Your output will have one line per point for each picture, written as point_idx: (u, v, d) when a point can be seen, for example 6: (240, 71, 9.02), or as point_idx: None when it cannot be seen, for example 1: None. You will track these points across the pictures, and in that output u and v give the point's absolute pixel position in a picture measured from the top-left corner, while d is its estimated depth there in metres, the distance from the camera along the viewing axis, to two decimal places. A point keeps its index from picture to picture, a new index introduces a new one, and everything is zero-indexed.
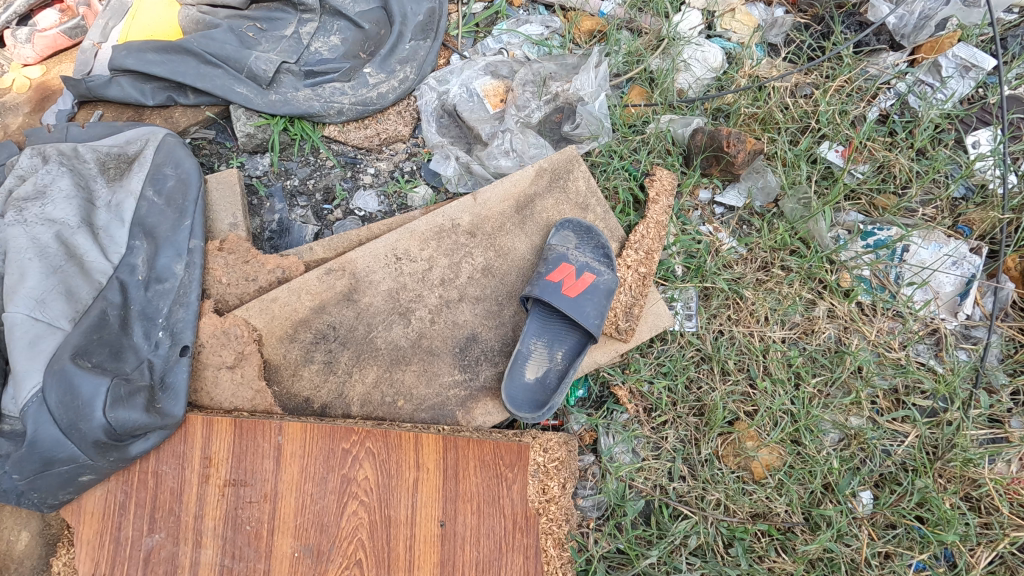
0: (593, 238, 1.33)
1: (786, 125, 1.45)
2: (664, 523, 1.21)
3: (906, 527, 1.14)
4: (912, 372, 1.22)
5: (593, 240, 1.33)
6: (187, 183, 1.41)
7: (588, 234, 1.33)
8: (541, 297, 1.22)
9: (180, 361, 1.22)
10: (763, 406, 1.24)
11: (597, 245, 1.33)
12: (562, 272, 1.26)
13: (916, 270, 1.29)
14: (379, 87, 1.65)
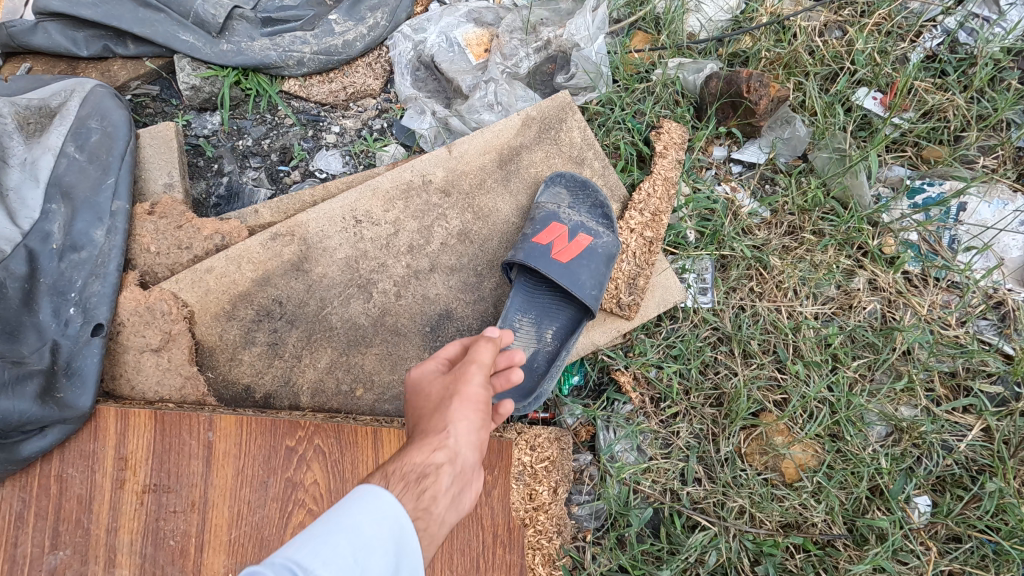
0: (589, 196, 1.13)
1: (816, 69, 1.24)
2: (676, 535, 1.00)
3: (975, 540, 0.93)
4: (976, 353, 1.01)
5: (591, 199, 1.13)
6: (113, 136, 1.19)
7: (587, 191, 1.13)
8: (527, 262, 1.01)
9: (91, 343, 1.01)
10: (795, 394, 1.03)
11: (595, 204, 1.13)
12: (554, 230, 1.05)
13: (975, 232, 1.09)
14: (346, 35, 1.44)
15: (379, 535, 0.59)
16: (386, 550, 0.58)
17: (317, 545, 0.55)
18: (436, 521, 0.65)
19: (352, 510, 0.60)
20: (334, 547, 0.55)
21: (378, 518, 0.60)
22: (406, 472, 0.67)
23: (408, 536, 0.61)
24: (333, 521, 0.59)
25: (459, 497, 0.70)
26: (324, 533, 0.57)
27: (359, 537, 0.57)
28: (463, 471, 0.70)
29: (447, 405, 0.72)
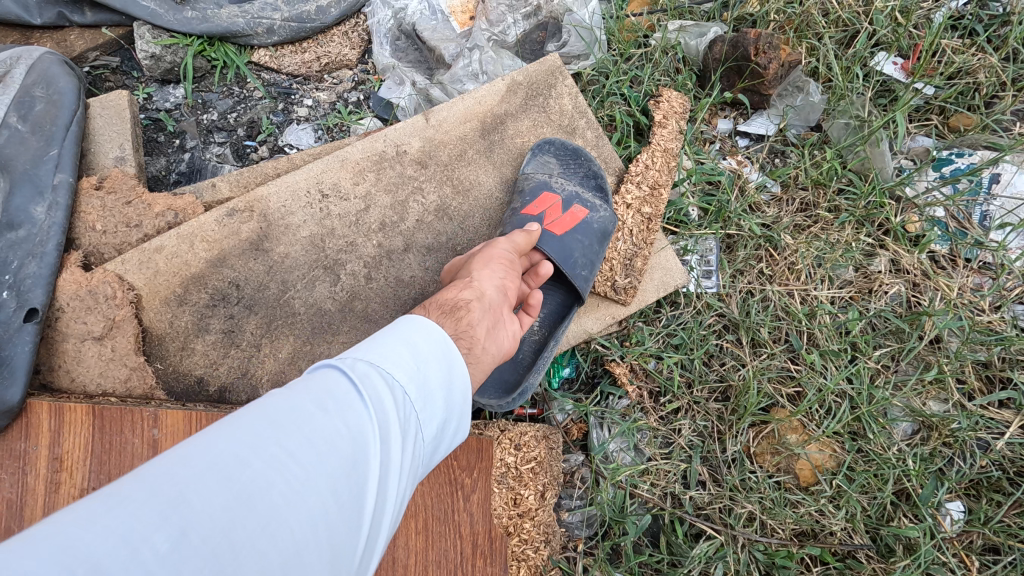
0: (582, 164, 1.04)
1: (831, 32, 1.13)
2: (676, 545, 0.89)
3: (1021, 552, 0.81)
4: (1014, 340, 0.90)
5: (582, 169, 1.04)
6: (59, 105, 1.08)
7: (577, 160, 1.04)
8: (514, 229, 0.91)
9: (22, 331, 0.90)
10: (811, 387, 0.92)
11: (588, 173, 1.03)
12: (546, 200, 0.96)
13: (1007, 207, 0.99)
14: (320, 1, 1.32)
15: (435, 347, 0.64)
16: (440, 359, 0.63)
17: (376, 350, 0.60)
18: (483, 361, 0.70)
19: (405, 323, 0.65)
20: (387, 347, 0.61)
21: (426, 327, 0.65)
22: (438, 306, 0.72)
23: (457, 352, 0.65)
24: (389, 330, 0.64)
25: (496, 330, 0.74)
26: (379, 338, 0.62)
27: (414, 347, 0.62)
28: (497, 306, 0.76)
29: (479, 262, 0.80)
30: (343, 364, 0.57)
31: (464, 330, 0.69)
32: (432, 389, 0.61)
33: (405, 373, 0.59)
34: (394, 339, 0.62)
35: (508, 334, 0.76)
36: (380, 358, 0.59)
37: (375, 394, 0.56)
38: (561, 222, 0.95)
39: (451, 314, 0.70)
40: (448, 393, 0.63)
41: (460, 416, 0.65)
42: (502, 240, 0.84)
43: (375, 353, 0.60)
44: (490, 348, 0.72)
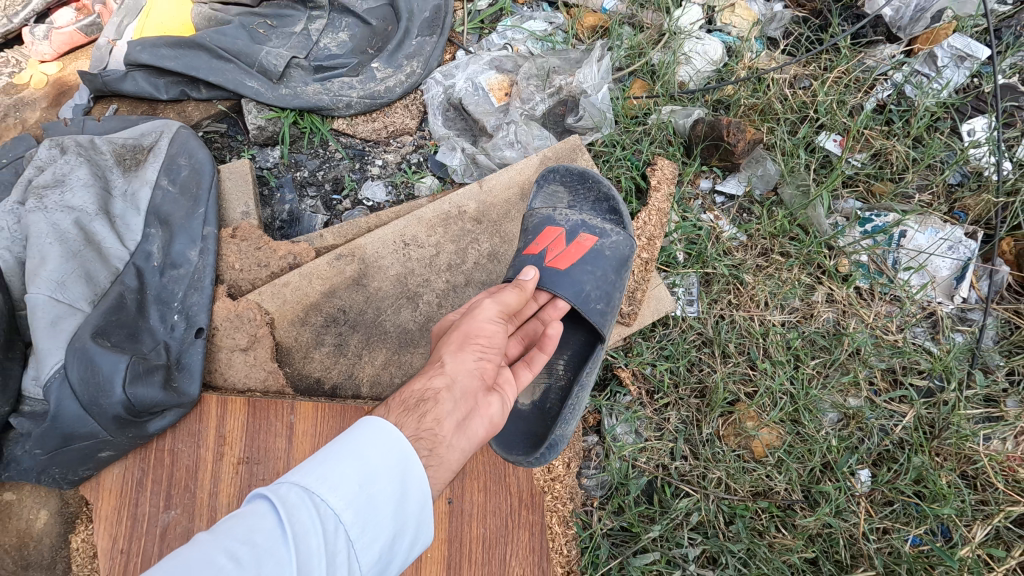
0: (591, 188, 1.32)
1: (786, 116, 1.47)
2: (666, 500, 1.24)
3: (903, 504, 1.16)
4: (909, 353, 1.25)
5: (593, 192, 1.32)
6: (200, 172, 1.45)
7: (586, 184, 1.33)
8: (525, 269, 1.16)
9: (194, 343, 1.25)
10: (763, 386, 1.27)
11: (597, 197, 1.32)
12: (549, 235, 1.19)
13: (913, 254, 1.33)
14: (387, 82, 1.69)
15: (384, 461, 0.73)
16: (387, 472, 0.73)
17: (324, 469, 0.70)
18: (444, 458, 0.79)
19: (358, 435, 0.75)
20: (338, 463, 0.71)
21: (382, 435, 0.75)
22: (410, 398, 0.83)
23: (406, 462, 0.75)
24: (343, 442, 0.74)
25: (466, 419, 0.84)
26: (331, 454, 0.72)
27: (366, 460, 0.72)
28: (469, 392, 0.85)
29: (460, 341, 0.89)
30: (291, 489, 0.68)
31: (423, 431, 0.79)
32: (377, 501, 0.71)
33: (348, 495, 0.69)
34: (345, 454, 0.72)
35: (484, 415, 0.86)
36: (328, 476, 0.70)
37: (316, 517, 0.67)
38: (566, 255, 1.16)
39: (415, 412, 0.80)
40: (399, 500, 0.73)
41: (413, 518, 0.74)
42: (484, 308, 0.94)
43: (323, 471, 0.70)
44: (459, 434, 0.82)
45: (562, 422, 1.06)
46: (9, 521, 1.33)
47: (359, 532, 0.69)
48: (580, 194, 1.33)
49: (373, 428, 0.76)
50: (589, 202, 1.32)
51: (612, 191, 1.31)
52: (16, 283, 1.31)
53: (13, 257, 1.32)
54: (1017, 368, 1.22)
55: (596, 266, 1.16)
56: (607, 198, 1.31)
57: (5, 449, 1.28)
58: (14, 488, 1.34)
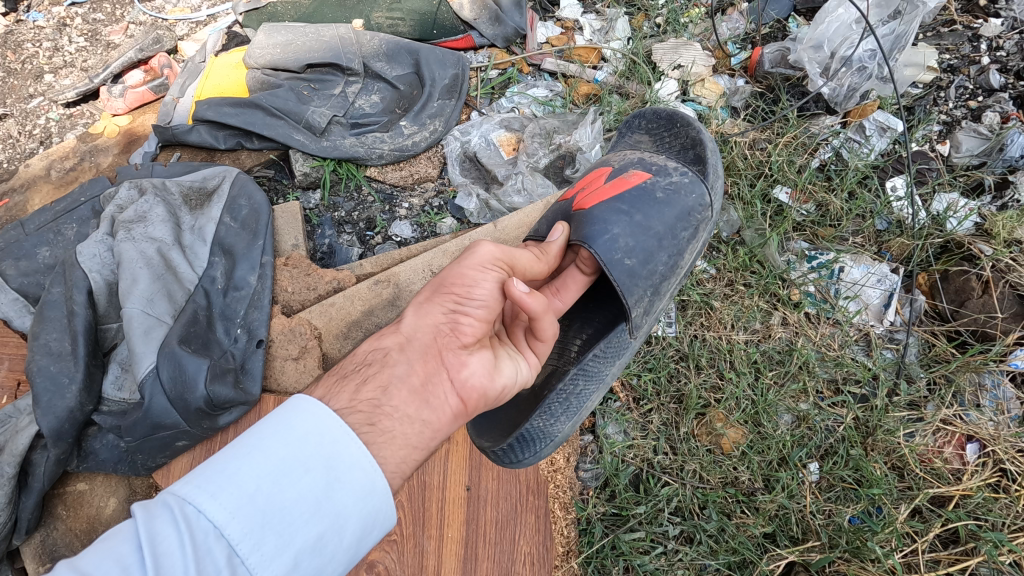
0: (677, 133, 1.43)
1: (746, 172, 1.78)
2: (651, 488, 1.48)
3: (844, 488, 1.42)
4: (846, 365, 1.53)
5: (682, 138, 1.42)
6: (258, 212, 1.71)
7: (677, 128, 1.43)
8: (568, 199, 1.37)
9: (256, 352, 1.51)
10: (729, 391, 1.53)
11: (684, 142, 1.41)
12: (592, 178, 1.39)
13: (849, 286, 1.63)
14: (413, 137, 1.99)
15: (294, 455, 0.77)
16: (296, 467, 0.77)
17: (213, 472, 0.74)
18: (390, 431, 0.85)
19: (268, 429, 0.79)
20: (233, 465, 0.75)
21: (292, 429, 0.79)
22: (373, 373, 0.92)
23: (329, 459, 0.79)
24: (248, 439, 0.78)
25: (425, 385, 0.92)
26: (228, 455, 0.76)
27: (267, 456, 0.76)
28: (426, 351, 0.95)
29: (436, 295, 1.02)
30: (168, 501, 0.72)
31: (364, 402, 0.87)
32: (277, 501, 0.74)
33: (235, 497, 0.72)
34: (243, 452, 0.76)
35: (446, 375, 0.94)
36: (217, 479, 0.73)
37: (190, 531, 0.70)
38: (600, 192, 1.32)
39: (361, 377, 0.92)
40: (313, 497, 0.76)
41: (338, 515, 0.77)
42: (480, 257, 1.04)
43: (213, 476, 0.74)
44: (414, 397, 0.90)
45: (537, 414, 1.20)
46: (80, 508, 1.50)
47: (250, 539, 0.71)
48: (666, 141, 1.45)
49: (291, 422, 0.80)
50: (676, 149, 1.42)
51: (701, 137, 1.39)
52: (103, 301, 1.57)
53: (103, 280, 1.58)
54: (933, 378, 1.50)
55: (643, 211, 1.29)
56: (693, 145, 1.39)
57: (87, 443, 1.48)
58: (87, 479, 1.52)
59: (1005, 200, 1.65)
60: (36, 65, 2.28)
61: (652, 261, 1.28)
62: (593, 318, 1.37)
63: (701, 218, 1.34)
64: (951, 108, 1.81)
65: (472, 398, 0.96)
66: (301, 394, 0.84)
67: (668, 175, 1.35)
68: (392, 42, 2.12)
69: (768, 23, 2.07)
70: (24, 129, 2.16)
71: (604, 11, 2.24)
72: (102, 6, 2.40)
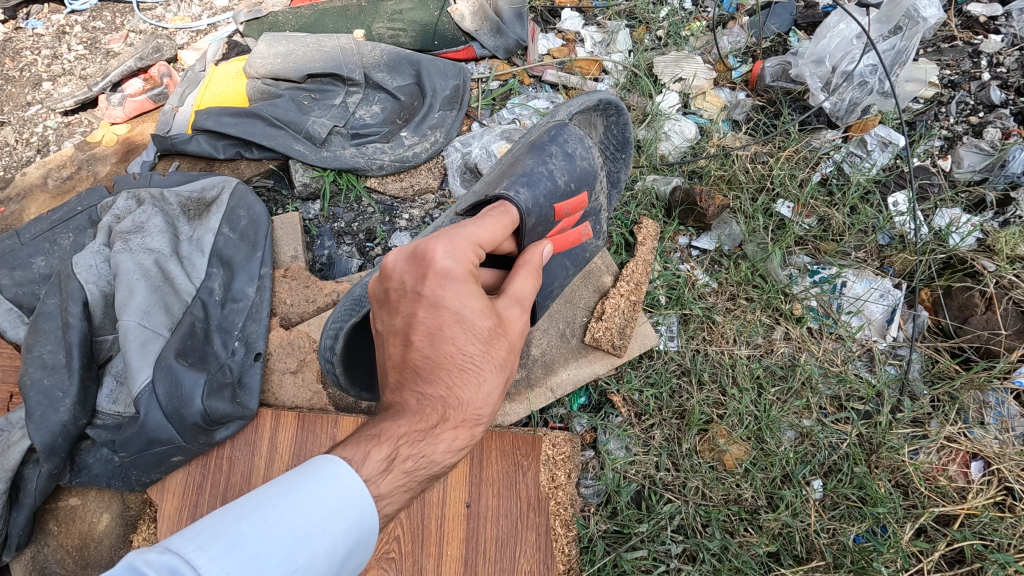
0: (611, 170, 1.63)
1: (748, 186, 1.78)
2: (653, 505, 1.46)
3: (848, 507, 1.40)
4: (848, 381, 1.52)
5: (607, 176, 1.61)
6: (258, 223, 1.70)
7: (615, 159, 1.64)
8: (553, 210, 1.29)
9: (254, 365, 1.50)
10: (731, 407, 1.52)
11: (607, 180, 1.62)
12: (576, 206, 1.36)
13: (852, 301, 1.63)
14: (414, 148, 1.99)
15: (323, 535, 0.76)
16: (322, 551, 0.75)
17: (244, 556, 0.69)
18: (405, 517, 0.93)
19: (300, 499, 0.76)
20: (267, 551, 0.71)
21: (327, 512, 0.77)
22: (427, 470, 0.87)
23: (350, 544, 0.79)
24: (281, 515, 0.74)
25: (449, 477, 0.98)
26: (260, 533, 0.72)
27: (302, 546, 0.74)
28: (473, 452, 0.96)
29: (494, 375, 0.90)
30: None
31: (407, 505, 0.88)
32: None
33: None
34: (276, 533, 0.73)
35: None
36: (250, 567, 0.69)
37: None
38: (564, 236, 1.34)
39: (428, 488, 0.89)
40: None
41: None
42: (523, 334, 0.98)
43: (246, 561, 0.69)
44: None
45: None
46: (72, 523, 1.47)
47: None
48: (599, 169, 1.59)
49: (327, 497, 0.78)
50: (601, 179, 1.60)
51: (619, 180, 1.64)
52: (99, 313, 1.55)
53: (99, 291, 1.56)
54: (937, 396, 1.49)
55: (575, 260, 1.39)
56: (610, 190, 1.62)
57: (80, 458, 1.45)
58: (80, 494, 1.50)
59: (1008, 216, 1.65)
60: (35, 72, 2.26)
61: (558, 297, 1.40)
62: None
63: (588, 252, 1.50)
64: (952, 123, 1.82)
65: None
66: (338, 467, 0.82)
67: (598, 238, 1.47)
68: (393, 52, 2.11)
69: (768, 37, 2.08)
70: (21, 137, 2.14)
71: (605, 23, 2.25)
72: (102, 14, 2.40)
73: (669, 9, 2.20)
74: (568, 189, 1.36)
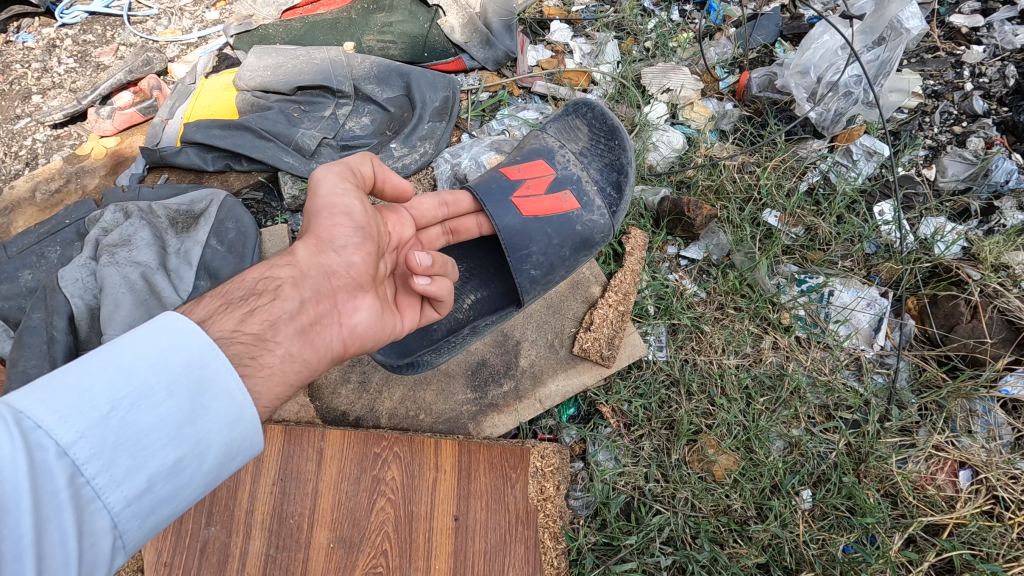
0: (614, 140, 1.55)
1: (735, 196, 1.79)
2: (642, 517, 1.45)
3: (838, 517, 1.40)
4: (836, 391, 1.52)
5: (609, 156, 1.55)
6: (246, 235, 1.69)
7: (609, 146, 1.56)
8: (505, 181, 1.41)
9: None
10: (720, 417, 1.51)
11: (616, 163, 1.54)
12: (535, 173, 1.43)
13: (839, 309, 1.63)
14: (403, 159, 1.99)
15: (157, 376, 0.72)
16: (160, 389, 0.71)
17: (61, 386, 0.66)
18: (270, 368, 0.83)
19: (129, 345, 0.72)
20: (87, 386, 0.67)
21: (160, 347, 0.73)
22: (241, 292, 0.89)
23: (201, 383, 0.74)
24: (107, 352, 0.71)
25: (312, 326, 0.91)
26: (81, 366, 0.68)
27: (129, 380, 0.70)
28: (321, 293, 0.94)
29: (328, 228, 1.02)
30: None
31: (247, 334, 0.83)
32: (133, 422, 0.69)
33: (86, 411, 0.66)
34: (96, 368, 0.69)
35: (336, 319, 0.95)
36: (69, 397, 0.66)
37: (26, 445, 0.62)
38: (536, 200, 1.40)
39: (249, 308, 0.86)
40: (177, 420, 0.72)
41: (201, 441, 0.74)
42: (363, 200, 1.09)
43: (62, 394, 0.66)
44: (302, 337, 0.89)
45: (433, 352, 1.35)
46: None
47: (98, 459, 0.66)
48: (597, 147, 1.57)
49: (160, 338, 0.74)
50: (600, 164, 1.55)
51: (625, 163, 1.53)
52: (85, 327, 1.54)
53: (85, 304, 1.56)
54: (925, 404, 1.49)
55: (558, 227, 1.40)
56: (618, 169, 1.54)
57: None
58: None
59: (992, 224, 1.66)
60: (25, 86, 2.27)
61: (557, 271, 1.42)
62: (490, 284, 1.57)
63: (601, 233, 1.45)
64: (936, 132, 1.83)
65: (355, 343, 0.99)
66: (170, 313, 0.77)
67: (591, 211, 1.44)
68: (383, 65, 2.13)
69: (755, 48, 2.10)
70: (11, 150, 2.14)
71: (594, 34, 2.27)
72: (93, 27, 2.41)
73: (657, 21, 2.22)
74: (521, 161, 1.48)
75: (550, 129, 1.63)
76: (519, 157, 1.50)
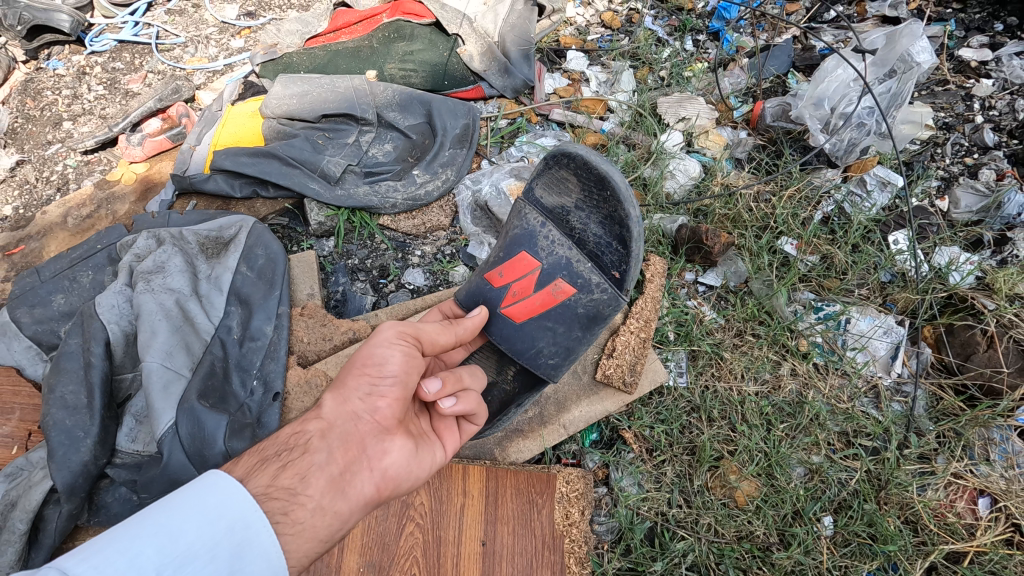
0: (604, 189, 1.37)
1: (751, 224, 1.83)
2: (666, 542, 1.47)
3: (859, 543, 1.42)
4: (856, 418, 1.55)
5: (607, 208, 1.38)
6: (275, 261, 1.74)
7: (603, 198, 1.38)
8: (492, 291, 1.44)
9: (273, 405, 1.53)
10: (742, 444, 1.54)
11: (611, 216, 1.39)
12: (518, 274, 1.43)
13: (856, 337, 1.67)
14: (426, 186, 2.04)
15: (201, 540, 0.78)
16: (203, 553, 0.78)
17: (116, 552, 0.72)
18: (302, 523, 0.87)
19: (178, 509, 0.80)
20: (139, 553, 0.74)
21: (206, 511, 0.81)
22: (276, 449, 0.96)
23: (238, 544, 0.81)
24: (158, 516, 0.78)
25: (343, 475, 0.94)
26: (136, 534, 0.76)
27: (176, 546, 0.77)
28: (348, 440, 0.97)
29: (355, 379, 1.03)
30: None
31: (281, 489, 0.88)
32: None
33: None
34: (149, 535, 0.76)
35: (366, 465, 0.97)
36: (123, 566, 0.72)
37: None
38: (528, 300, 1.43)
39: (282, 462, 0.92)
40: None
41: None
42: (382, 336, 1.08)
43: (118, 562, 0.72)
44: (333, 487, 0.92)
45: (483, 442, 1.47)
46: None
47: None
48: (593, 198, 1.41)
49: (205, 501, 0.82)
50: (599, 217, 1.41)
51: (625, 216, 1.36)
52: (120, 353, 1.58)
53: (121, 331, 1.59)
54: (942, 431, 1.52)
55: (558, 318, 1.44)
56: (620, 222, 1.38)
57: (98, 497, 1.45)
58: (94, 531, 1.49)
59: (1005, 254, 1.71)
60: (55, 112, 2.33)
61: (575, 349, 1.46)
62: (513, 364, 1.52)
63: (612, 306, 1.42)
64: (948, 164, 1.89)
65: (388, 486, 1.00)
66: (213, 474, 0.86)
67: (591, 289, 1.41)
68: (404, 93, 2.18)
69: (768, 78, 2.16)
70: (41, 176, 2.19)
71: (609, 64, 2.34)
72: (122, 55, 2.48)
73: (670, 51, 2.30)
74: (504, 258, 1.45)
75: (538, 188, 1.48)
76: (502, 250, 1.47)
